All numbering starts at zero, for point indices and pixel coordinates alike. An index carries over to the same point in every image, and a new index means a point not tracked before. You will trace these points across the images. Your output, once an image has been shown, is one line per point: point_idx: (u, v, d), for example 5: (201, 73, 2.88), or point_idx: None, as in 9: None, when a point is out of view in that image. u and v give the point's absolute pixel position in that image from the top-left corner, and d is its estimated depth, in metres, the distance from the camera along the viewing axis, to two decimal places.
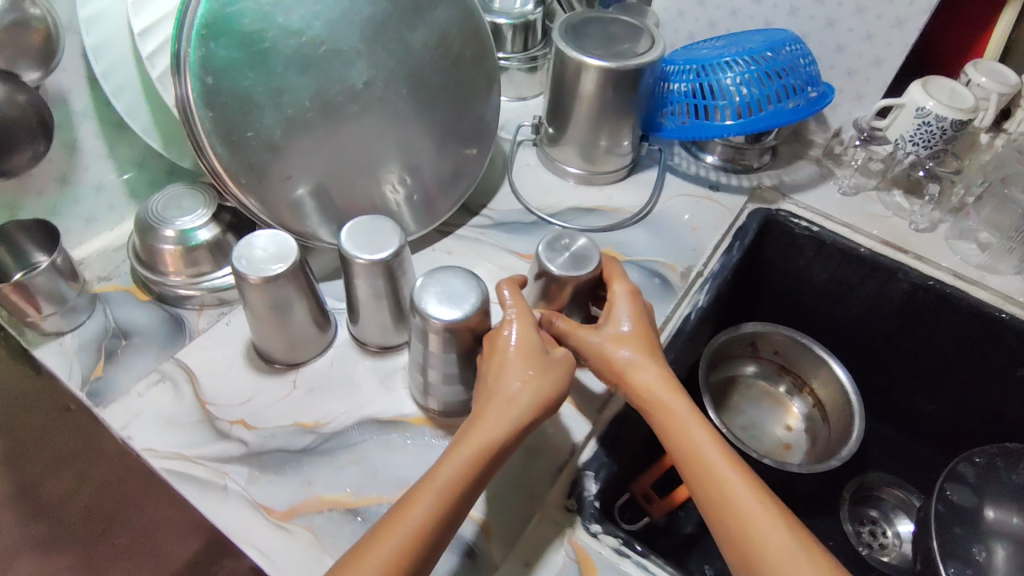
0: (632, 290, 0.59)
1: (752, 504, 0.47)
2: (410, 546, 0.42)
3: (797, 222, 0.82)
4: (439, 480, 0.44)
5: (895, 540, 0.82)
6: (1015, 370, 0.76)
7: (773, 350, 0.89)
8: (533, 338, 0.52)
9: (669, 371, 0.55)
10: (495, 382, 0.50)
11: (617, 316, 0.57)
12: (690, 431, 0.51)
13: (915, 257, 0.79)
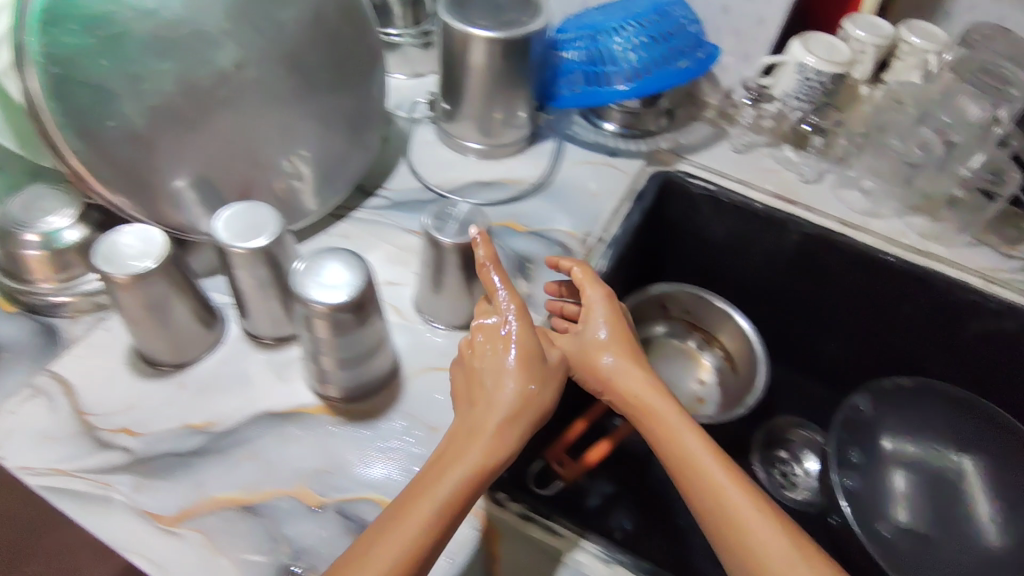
0: (607, 295, 0.62)
1: (745, 506, 0.49)
2: (410, 557, 0.43)
3: (694, 181, 0.83)
4: (438, 490, 0.45)
5: (804, 478, 0.85)
6: (902, 307, 0.81)
7: (683, 308, 0.91)
8: (531, 345, 0.53)
9: (651, 375, 0.58)
10: (491, 392, 0.51)
11: (597, 322, 0.61)
12: (681, 436, 0.54)
13: (805, 209, 0.82)
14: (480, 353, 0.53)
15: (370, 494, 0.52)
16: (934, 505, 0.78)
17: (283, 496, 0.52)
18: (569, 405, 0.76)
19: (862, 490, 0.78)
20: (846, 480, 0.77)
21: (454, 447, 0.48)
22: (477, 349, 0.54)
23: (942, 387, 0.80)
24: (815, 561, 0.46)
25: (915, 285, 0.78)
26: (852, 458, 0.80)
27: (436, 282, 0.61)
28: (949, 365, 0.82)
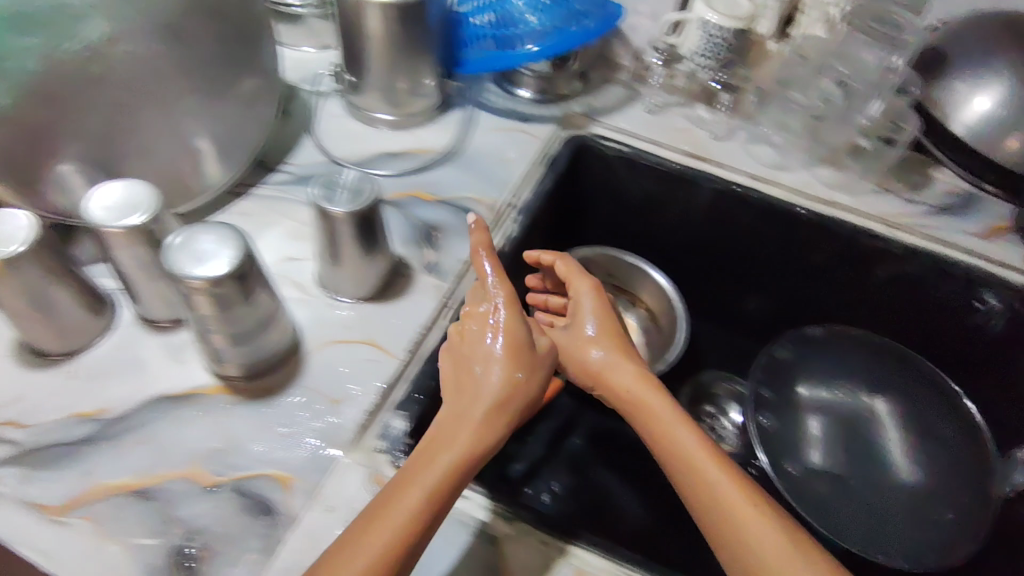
0: (595, 289, 0.67)
1: (738, 500, 0.49)
2: (399, 544, 0.43)
3: (607, 143, 0.84)
4: (427, 478, 0.46)
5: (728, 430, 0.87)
6: (812, 257, 0.83)
7: (607, 272, 0.91)
8: (520, 334, 0.54)
9: (644, 370, 0.61)
10: (479, 380, 0.52)
11: (586, 316, 0.65)
12: (676, 431, 0.55)
13: (717, 165, 0.83)
14: (469, 339, 0.55)
15: (266, 470, 0.52)
16: (845, 445, 0.81)
17: (177, 479, 0.52)
18: None
19: (778, 432, 0.82)
20: (762, 417, 0.81)
21: (446, 435, 0.49)
22: (468, 335, 0.56)
23: (869, 339, 0.84)
24: (812, 556, 0.47)
25: (822, 235, 0.80)
26: (764, 395, 0.84)
27: (334, 256, 0.60)
28: (865, 310, 0.85)
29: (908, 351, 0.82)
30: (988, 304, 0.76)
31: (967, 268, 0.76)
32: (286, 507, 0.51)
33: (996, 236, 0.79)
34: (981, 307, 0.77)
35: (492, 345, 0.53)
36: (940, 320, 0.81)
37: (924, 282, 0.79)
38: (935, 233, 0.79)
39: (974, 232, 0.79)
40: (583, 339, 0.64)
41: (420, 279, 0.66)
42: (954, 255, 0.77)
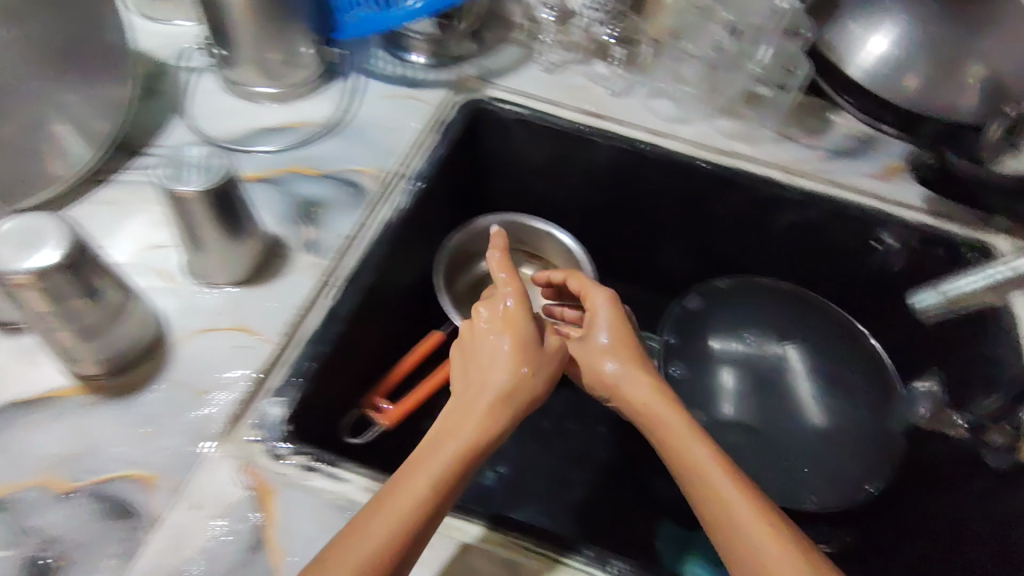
0: (610, 298, 0.65)
1: (749, 521, 0.47)
2: (400, 530, 0.44)
3: (505, 107, 0.81)
4: (432, 466, 0.48)
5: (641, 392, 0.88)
6: (716, 210, 0.83)
7: (519, 240, 0.90)
8: (525, 328, 0.58)
9: (658, 380, 0.58)
10: (482, 375, 0.56)
11: (600, 327, 0.63)
12: (687, 444, 0.53)
13: (617, 123, 0.81)
14: (477, 335, 0.59)
15: (127, 472, 0.50)
16: (755, 391, 0.81)
17: (30, 488, 0.49)
18: (391, 350, 0.74)
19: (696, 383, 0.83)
20: (675, 367, 0.84)
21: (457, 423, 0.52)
22: (475, 330, 0.59)
23: (774, 286, 0.87)
24: None
25: (725, 187, 0.79)
26: (670, 341, 0.86)
27: (196, 242, 0.57)
28: (772, 254, 0.86)
29: (812, 295, 0.85)
30: (886, 244, 0.78)
31: (863, 210, 0.77)
32: (150, 508, 0.49)
33: (892, 176, 0.79)
34: (879, 247, 0.78)
35: (503, 345, 0.56)
36: (842, 260, 0.82)
37: (823, 225, 0.80)
38: (833, 176, 0.79)
39: (871, 173, 0.79)
40: (599, 350, 0.61)
41: (297, 259, 0.63)
42: (851, 197, 0.78)
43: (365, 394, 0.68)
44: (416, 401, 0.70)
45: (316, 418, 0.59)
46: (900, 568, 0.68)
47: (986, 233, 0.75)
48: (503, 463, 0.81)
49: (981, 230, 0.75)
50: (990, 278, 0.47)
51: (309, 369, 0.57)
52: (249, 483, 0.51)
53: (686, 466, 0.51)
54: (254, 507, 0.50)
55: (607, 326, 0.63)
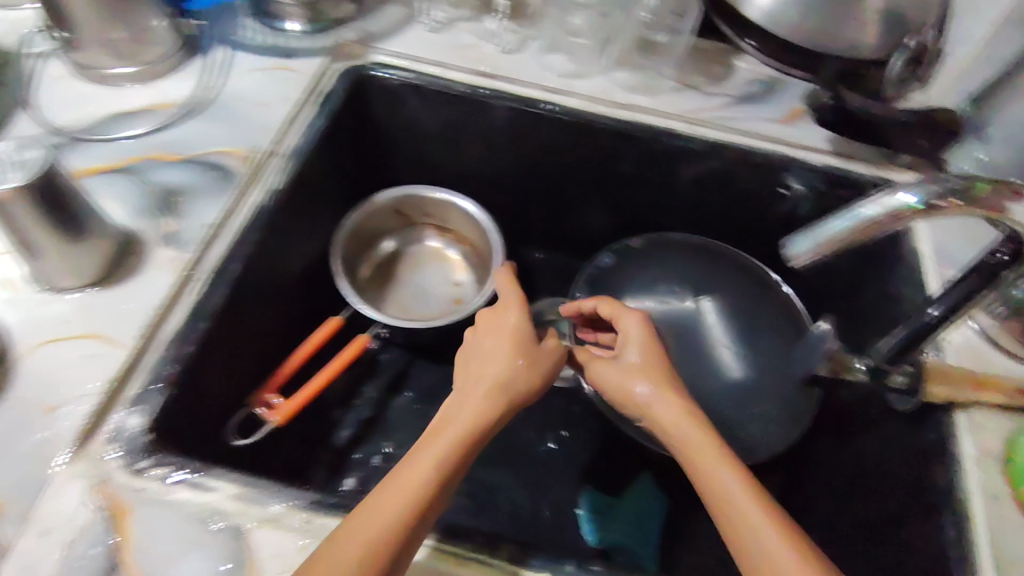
0: (642, 318, 0.64)
1: (756, 514, 0.44)
2: (403, 509, 0.44)
3: (389, 73, 0.76)
4: (438, 445, 0.50)
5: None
6: (620, 167, 0.80)
7: (424, 212, 0.89)
8: (523, 327, 0.61)
9: (689, 401, 0.55)
10: (484, 365, 0.58)
11: (631, 348, 0.61)
12: (712, 462, 0.49)
13: (506, 80, 0.77)
14: (481, 334, 0.61)
15: None
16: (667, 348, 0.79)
17: None
18: (282, 340, 0.71)
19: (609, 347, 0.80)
20: None
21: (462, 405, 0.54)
22: (481, 328, 0.62)
23: (686, 241, 0.84)
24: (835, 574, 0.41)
25: (626, 142, 0.77)
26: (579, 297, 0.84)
27: (32, 247, 0.53)
28: (683, 209, 0.84)
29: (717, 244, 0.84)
30: (792, 189, 0.76)
31: (766, 155, 0.74)
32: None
33: (795, 119, 0.77)
34: (787, 193, 0.76)
35: (506, 340, 0.59)
36: (751, 208, 0.80)
37: (729, 174, 0.77)
38: (735, 123, 0.76)
39: (774, 118, 0.77)
40: (629, 372, 0.59)
41: (156, 256, 0.60)
42: (752, 144, 0.75)
43: (254, 390, 0.66)
44: (309, 397, 0.68)
45: (190, 421, 0.56)
46: (832, 511, 0.68)
47: (893, 171, 0.72)
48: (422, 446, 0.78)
49: (887, 168, 0.73)
50: (855, 224, 0.42)
51: (173, 372, 0.54)
52: (101, 503, 0.48)
53: (708, 483, 0.48)
54: (109, 529, 0.47)
55: (638, 346, 0.61)
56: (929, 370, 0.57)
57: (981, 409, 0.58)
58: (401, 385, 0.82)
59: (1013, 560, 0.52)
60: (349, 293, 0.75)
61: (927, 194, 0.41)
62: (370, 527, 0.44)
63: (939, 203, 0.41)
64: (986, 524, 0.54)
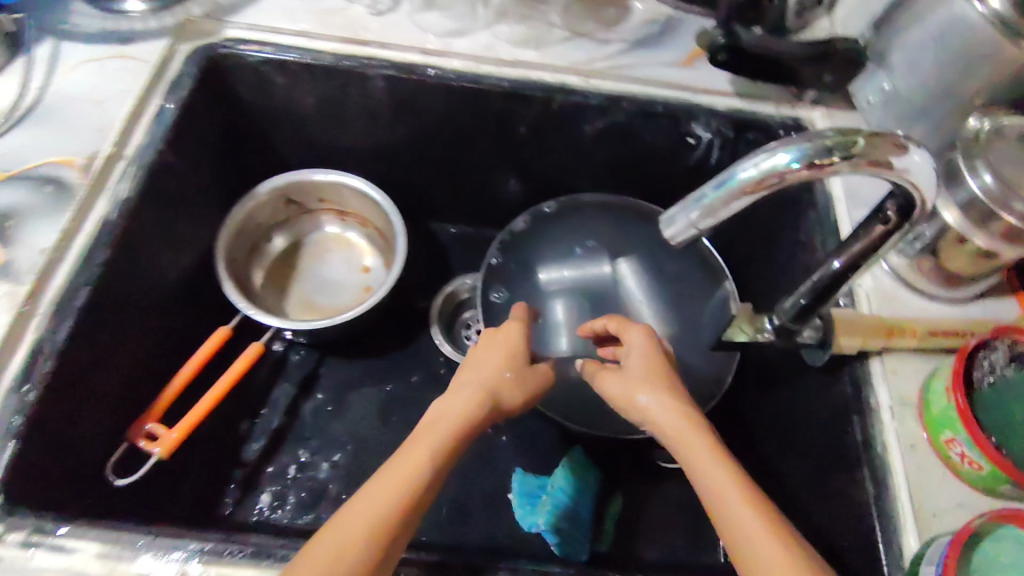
0: (648, 332, 0.61)
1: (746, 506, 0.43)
2: (400, 498, 0.45)
3: (247, 49, 0.68)
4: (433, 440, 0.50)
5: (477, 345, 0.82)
6: (517, 130, 0.74)
7: (318, 198, 0.82)
8: (513, 340, 0.61)
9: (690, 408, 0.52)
10: (474, 372, 0.58)
11: (634, 358, 0.58)
12: (709, 465, 0.47)
13: (378, 47, 0.70)
14: (481, 347, 0.62)
15: None
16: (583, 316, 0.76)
17: None
18: (162, 359, 0.66)
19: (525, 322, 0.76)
20: (495, 291, 0.77)
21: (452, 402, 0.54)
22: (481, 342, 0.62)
23: (601, 199, 0.79)
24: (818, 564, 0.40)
25: (518, 102, 0.71)
26: (492, 263, 0.79)
27: None
28: (591, 168, 0.79)
29: (626, 202, 0.78)
30: (699, 137, 0.72)
31: (668, 104, 0.70)
32: None
33: (695, 62, 0.72)
34: (694, 141, 0.72)
35: (501, 348, 0.60)
36: (659, 162, 0.76)
37: (631, 127, 0.72)
38: (632, 72, 0.71)
39: (673, 62, 0.72)
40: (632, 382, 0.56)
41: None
42: (652, 94, 0.70)
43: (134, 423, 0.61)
44: (196, 421, 0.63)
45: (51, 472, 0.51)
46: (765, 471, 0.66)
47: (802, 108, 0.70)
48: (338, 451, 0.73)
49: (795, 105, 0.70)
50: (730, 193, 0.38)
51: (21, 425, 0.48)
52: None
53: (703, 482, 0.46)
54: None
55: (640, 355, 0.58)
56: (837, 321, 0.55)
57: (895, 355, 0.56)
58: (311, 388, 0.77)
59: (932, 511, 0.51)
60: (237, 299, 0.70)
61: (806, 152, 0.36)
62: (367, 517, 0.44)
63: (819, 161, 0.36)
64: (904, 477, 0.52)
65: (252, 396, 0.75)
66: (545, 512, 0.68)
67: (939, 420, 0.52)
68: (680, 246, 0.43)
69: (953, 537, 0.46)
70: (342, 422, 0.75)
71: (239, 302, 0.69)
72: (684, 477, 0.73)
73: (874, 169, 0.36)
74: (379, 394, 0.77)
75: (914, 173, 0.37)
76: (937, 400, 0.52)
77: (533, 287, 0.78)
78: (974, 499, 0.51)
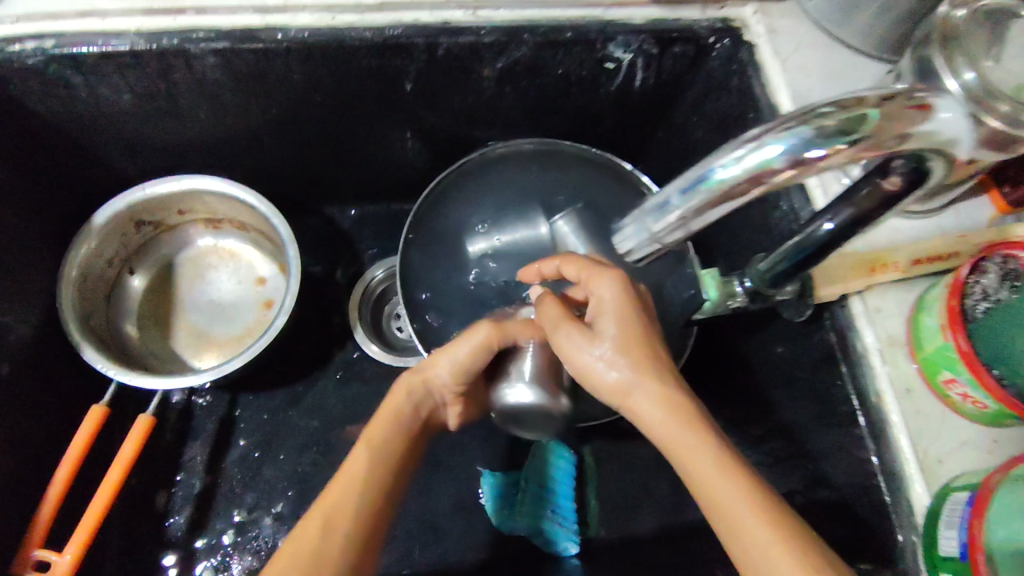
0: (620, 279, 0.47)
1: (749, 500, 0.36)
2: (346, 509, 0.41)
3: (17, 50, 0.51)
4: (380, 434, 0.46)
5: (409, 339, 0.72)
6: (402, 88, 0.61)
7: (179, 211, 0.66)
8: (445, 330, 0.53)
9: (671, 387, 0.42)
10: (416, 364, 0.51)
11: (606, 319, 0.45)
12: (695, 453, 0.39)
13: (196, 13, 0.53)
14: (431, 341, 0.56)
15: None
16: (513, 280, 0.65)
17: None
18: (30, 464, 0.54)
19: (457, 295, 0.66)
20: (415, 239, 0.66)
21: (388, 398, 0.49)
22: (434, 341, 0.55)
23: (528, 147, 0.67)
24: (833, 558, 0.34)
25: (396, 56, 0.57)
26: (418, 216, 0.67)
27: None
28: (501, 116, 0.67)
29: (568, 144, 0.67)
30: (618, 61, 0.61)
31: (577, 27, 0.57)
32: None
33: None
34: (613, 66, 0.61)
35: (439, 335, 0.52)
36: (577, 95, 0.65)
37: (538, 62, 0.60)
38: None
39: None
40: (600, 362, 0.44)
41: None
42: (555, 18, 0.57)
43: (16, 554, 0.51)
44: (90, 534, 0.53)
45: None
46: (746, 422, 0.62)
47: (730, 5, 0.59)
48: (279, 500, 0.63)
49: (723, 4, 0.59)
50: (704, 200, 0.30)
51: None
52: None
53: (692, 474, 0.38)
54: None
55: (609, 314, 0.45)
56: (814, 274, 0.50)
57: (876, 290, 0.51)
58: (230, 436, 0.66)
59: (937, 457, 0.47)
60: (98, 362, 0.56)
61: (802, 141, 0.27)
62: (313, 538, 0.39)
63: (818, 151, 0.27)
64: (901, 424, 0.48)
65: (164, 461, 0.64)
66: (524, 512, 0.63)
67: (935, 360, 0.46)
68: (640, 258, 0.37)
69: (974, 495, 0.42)
70: (277, 465, 0.65)
71: (99, 363, 0.56)
72: None
73: (893, 148, 0.28)
74: (312, 422, 0.67)
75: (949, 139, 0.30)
76: (930, 338, 0.47)
77: (459, 259, 0.66)
78: (976, 433, 0.47)
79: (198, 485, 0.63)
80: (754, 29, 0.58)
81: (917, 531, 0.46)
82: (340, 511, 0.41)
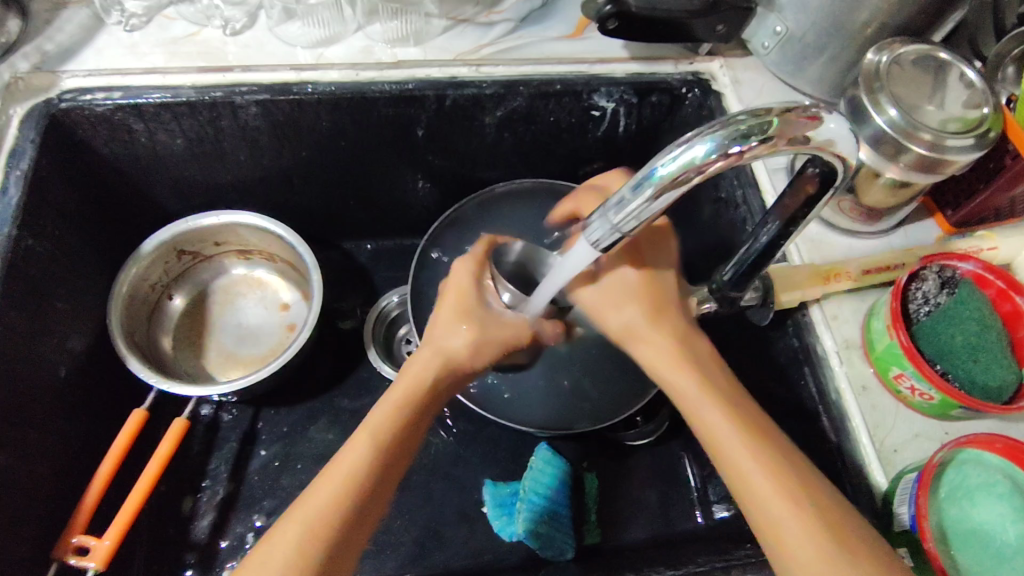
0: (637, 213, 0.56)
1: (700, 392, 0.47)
2: (338, 501, 0.44)
3: (91, 99, 0.60)
4: (380, 424, 0.48)
5: None
6: (415, 134, 0.70)
7: (215, 242, 0.75)
8: (467, 287, 0.55)
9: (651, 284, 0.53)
10: (434, 338, 0.53)
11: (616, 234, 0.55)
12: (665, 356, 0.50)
13: (244, 71, 0.63)
14: (455, 278, 0.56)
15: None
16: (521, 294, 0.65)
17: None
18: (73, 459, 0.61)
19: None
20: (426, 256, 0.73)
21: (401, 373, 0.52)
22: (455, 284, 0.56)
23: (529, 183, 0.74)
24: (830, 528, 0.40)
25: (411, 106, 0.66)
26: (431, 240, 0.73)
27: None
28: (501, 158, 0.75)
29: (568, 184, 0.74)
30: (603, 109, 0.69)
31: (565, 80, 0.67)
32: None
33: (584, 31, 0.69)
34: (598, 113, 0.69)
35: (459, 312, 0.54)
36: (568, 141, 0.73)
37: (532, 111, 0.69)
38: (520, 53, 0.68)
39: (562, 35, 0.69)
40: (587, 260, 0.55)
41: None
42: (547, 74, 0.67)
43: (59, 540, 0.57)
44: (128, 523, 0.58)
45: None
46: None
47: (700, 61, 0.68)
48: None
49: (694, 60, 0.68)
50: (650, 194, 0.37)
51: None
52: None
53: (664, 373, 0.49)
54: None
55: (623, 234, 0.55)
56: (774, 281, 0.55)
57: (833, 299, 0.57)
58: (253, 447, 0.71)
59: (893, 447, 0.51)
60: (140, 371, 0.62)
61: (721, 142, 0.35)
62: (306, 528, 0.44)
63: (737, 147, 0.35)
64: (860, 419, 0.53)
65: (191, 469, 0.69)
66: (522, 519, 0.65)
67: (885, 358, 0.52)
68: (606, 248, 0.43)
69: (919, 474, 0.47)
70: (294, 474, 0.70)
71: (140, 371, 0.62)
72: (649, 450, 0.72)
73: (795, 143, 0.36)
74: (328, 435, 0.72)
75: (835, 140, 0.38)
76: (880, 338, 0.52)
77: None
78: (929, 427, 0.52)
79: (222, 490, 0.69)
80: (720, 81, 0.67)
81: (877, 516, 0.50)
82: (323, 518, 0.44)
